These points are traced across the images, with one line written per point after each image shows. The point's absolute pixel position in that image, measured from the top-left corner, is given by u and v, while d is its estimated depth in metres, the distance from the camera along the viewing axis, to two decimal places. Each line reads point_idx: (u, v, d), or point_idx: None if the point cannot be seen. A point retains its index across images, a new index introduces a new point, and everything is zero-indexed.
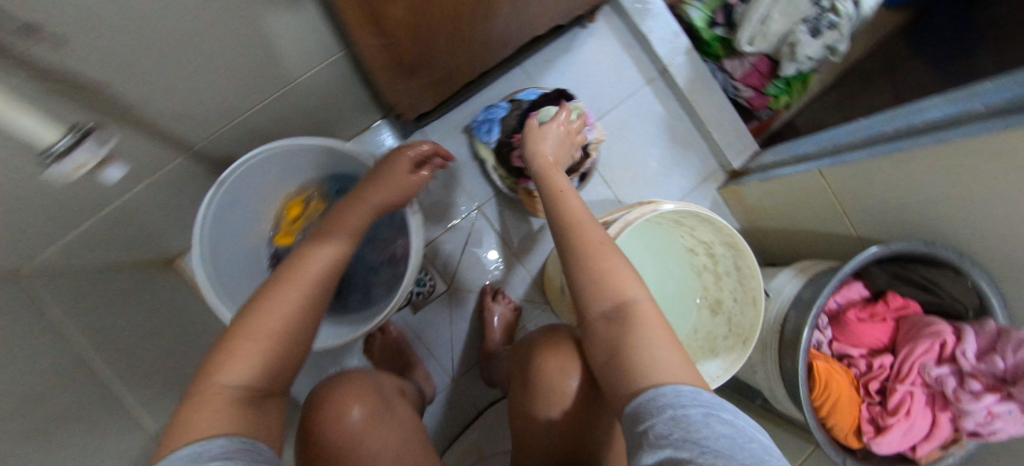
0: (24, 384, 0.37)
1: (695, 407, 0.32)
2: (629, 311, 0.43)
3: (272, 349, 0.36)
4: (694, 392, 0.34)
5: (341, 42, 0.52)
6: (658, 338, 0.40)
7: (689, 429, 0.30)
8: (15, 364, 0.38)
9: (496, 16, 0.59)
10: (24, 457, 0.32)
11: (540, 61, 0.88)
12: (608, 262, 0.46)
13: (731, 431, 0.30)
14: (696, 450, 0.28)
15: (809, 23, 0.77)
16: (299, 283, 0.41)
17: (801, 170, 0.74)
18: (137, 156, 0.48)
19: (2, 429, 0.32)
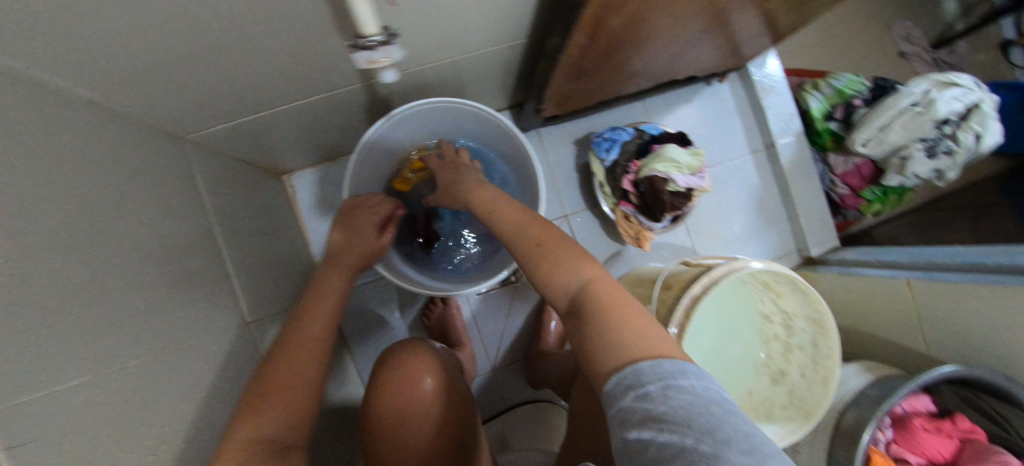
0: (86, 264, 0.37)
1: (656, 381, 0.32)
2: (580, 301, 0.42)
3: (294, 404, 0.40)
4: (655, 364, 0.33)
5: (534, 32, 0.57)
6: (611, 322, 0.39)
7: (654, 409, 0.30)
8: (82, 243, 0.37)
9: (662, 52, 0.65)
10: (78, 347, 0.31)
11: (662, 102, 0.93)
12: (554, 255, 0.46)
13: (693, 396, 0.30)
14: (665, 431, 0.29)
15: (926, 144, 0.81)
16: (302, 343, 0.44)
17: (887, 275, 0.76)
18: (337, 75, 0.54)
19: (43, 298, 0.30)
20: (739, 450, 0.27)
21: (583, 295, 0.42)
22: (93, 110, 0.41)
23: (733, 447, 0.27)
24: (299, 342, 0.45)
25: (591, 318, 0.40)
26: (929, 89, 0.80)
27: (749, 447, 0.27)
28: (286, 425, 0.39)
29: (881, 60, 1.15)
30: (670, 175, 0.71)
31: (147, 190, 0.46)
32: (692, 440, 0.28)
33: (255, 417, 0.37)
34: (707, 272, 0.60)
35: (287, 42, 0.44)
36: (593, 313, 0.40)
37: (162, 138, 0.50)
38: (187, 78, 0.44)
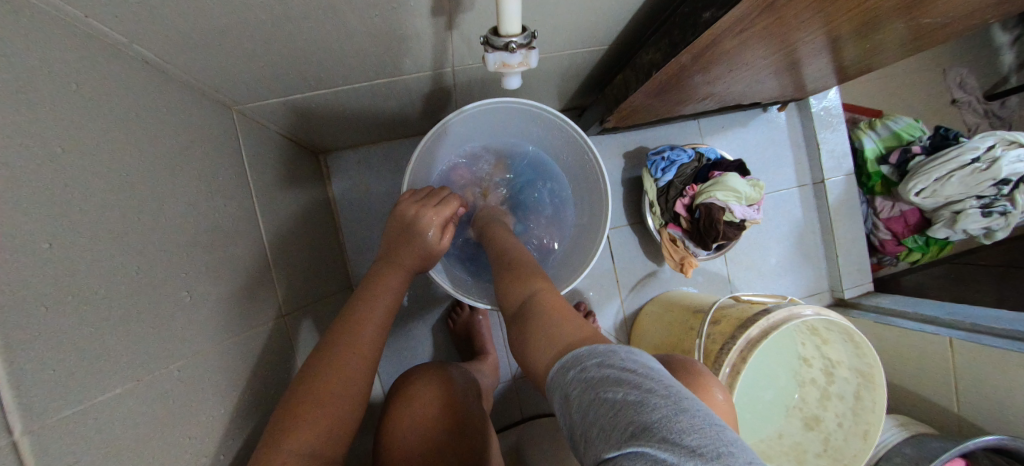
0: (147, 262, 0.33)
1: (593, 355, 0.30)
2: (530, 307, 0.41)
3: (332, 418, 0.34)
4: (592, 344, 0.31)
5: (620, 39, 0.53)
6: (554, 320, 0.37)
7: (589, 378, 0.28)
8: (146, 236, 0.34)
9: (746, 77, 0.61)
10: (115, 352, 0.27)
11: (717, 124, 0.89)
12: (516, 275, 0.47)
13: (625, 359, 0.28)
14: (596, 394, 0.26)
15: (981, 201, 0.79)
16: (346, 345, 0.38)
17: (926, 329, 0.75)
18: (408, 60, 0.49)
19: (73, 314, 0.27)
20: (664, 397, 0.24)
21: (535, 301, 0.41)
22: (148, 72, 0.36)
23: (657, 393, 0.24)
24: (343, 347, 0.38)
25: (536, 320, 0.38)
26: (993, 145, 0.77)
27: (670, 393, 0.24)
28: (322, 441, 0.33)
29: (932, 105, 1.13)
30: (729, 205, 0.68)
31: (195, 166, 0.41)
32: (619, 395, 0.25)
33: (291, 431, 0.33)
34: (764, 314, 0.56)
35: (371, 20, 0.39)
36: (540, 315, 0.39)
37: (210, 107, 0.45)
38: (252, 47, 0.39)
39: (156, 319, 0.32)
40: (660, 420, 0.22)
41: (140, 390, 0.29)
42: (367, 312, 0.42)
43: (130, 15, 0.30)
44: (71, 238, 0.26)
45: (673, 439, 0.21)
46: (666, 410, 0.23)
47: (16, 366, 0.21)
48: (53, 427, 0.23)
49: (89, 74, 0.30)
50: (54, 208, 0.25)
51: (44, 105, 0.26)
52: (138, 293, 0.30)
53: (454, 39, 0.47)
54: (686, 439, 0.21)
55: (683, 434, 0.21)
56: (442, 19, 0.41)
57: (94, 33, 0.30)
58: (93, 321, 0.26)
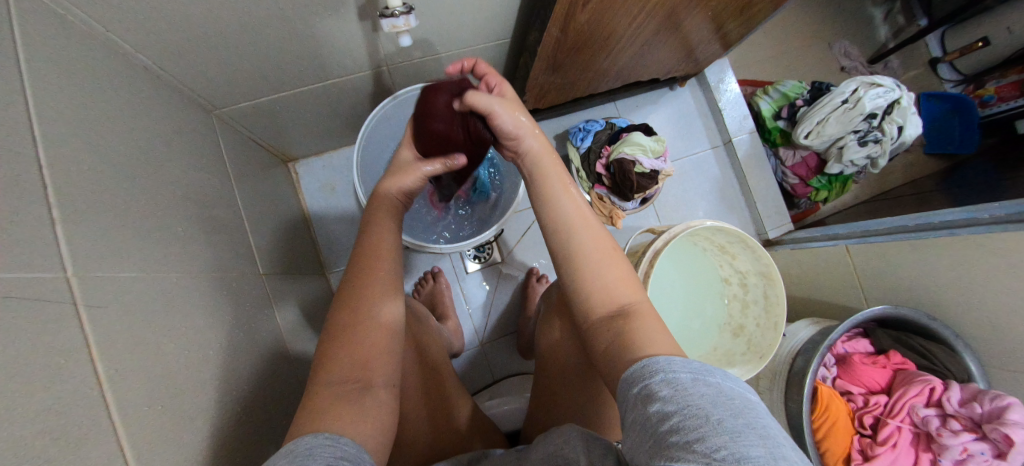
0: (159, 201, 0.45)
1: (688, 372, 0.34)
2: (628, 313, 0.45)
3: (351, 350, 0.46)
4: (685, 361, 0.36)
5: (517, 31, 0.69)
6: (656, 333, 0.42)
7: (679, 388, 0.32)
8: (159, 183, 0.46)
9: (627, 52, 0.77)
10: (124, 250, 0.38)
11: (631, 103, 1.05)
12: (605, 268, 0.49)
13: (721, 389, 0.32)
14: (689, 407, 0.30)
15: (858, 134, 0.94)
16: (353, 301, 0.49)
17: (830, 244, 0.86)
18: (349, 61, 0.63)
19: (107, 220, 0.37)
20: (761, 437, 0.28)
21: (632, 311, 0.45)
22: (149, 76, 0.50)
23: (754, 432, 0.28)
24: (370, 306, 0.49)
25: (636, 326, 0.43)
26: (856, 88, 0.94)
27: (767, 435, 0.28)
28: (351, 370, 0.45)
29: (822, 74, 1.33)
30: (637, 158, 0.82)
31: (185, 148, 0.53)
32: (716, 417, 0.29)
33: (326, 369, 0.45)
34: (667, 229, 0.68)
35: (314, 25, 0.53)
36: (640, 321, 0.43)
37: (195, 108, 0.58)
38: (226, 56, 0.53)
39: (157, 239, 0.43)
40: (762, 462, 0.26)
41: (147, 280, 0.39)
42: (375, 276, 0.52)
43: (138, 28, 0.44)
44: (101, 168, 0.38)
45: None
46: (765, 453, 0.26)
47: (69, 232, 0.32)
48: (90, 276, 0.33)
49: (108, 69, 0.43)
50: (90, 145, 0.37)
51: (80, 81, 0.38)
52: (144, 217, 0.42)
53: (384, 40, 0.61)
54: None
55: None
56: (367, 22, 0.56)
57: (112, 43, 0.44)
58: (115, 225, 0.38)
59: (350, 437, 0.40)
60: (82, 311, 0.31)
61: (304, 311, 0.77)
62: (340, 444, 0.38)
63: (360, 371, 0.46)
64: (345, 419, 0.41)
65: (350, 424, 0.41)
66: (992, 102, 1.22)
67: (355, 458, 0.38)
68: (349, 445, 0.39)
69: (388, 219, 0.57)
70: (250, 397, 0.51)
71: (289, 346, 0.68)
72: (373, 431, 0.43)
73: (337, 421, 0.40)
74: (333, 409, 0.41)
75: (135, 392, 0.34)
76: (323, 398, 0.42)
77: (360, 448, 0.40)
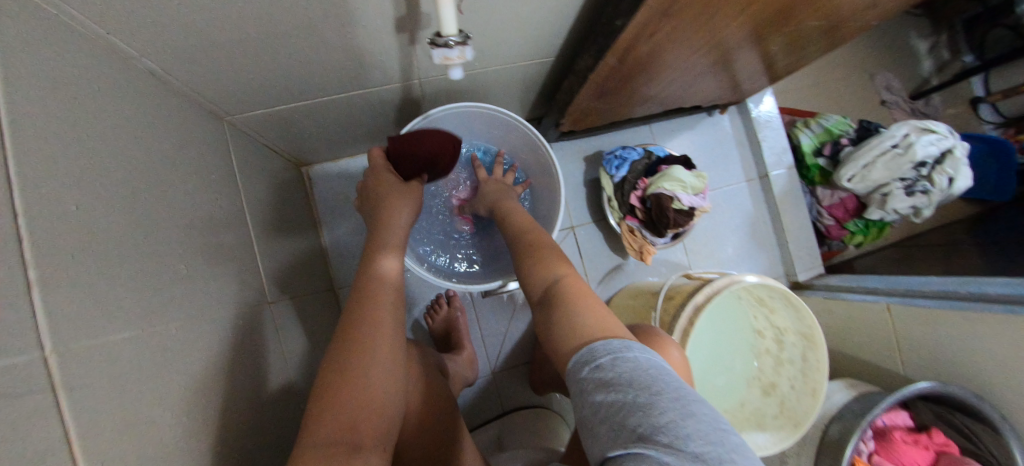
0: (158, 236, 0.39)
1: (607, 353, 0.39)
2: (553, 292, 0.51)
3: (345, 398, 0.41)
4: (606, 343, 0.40)
5: (563, 51, 0.62)
6: (579, 310, 0.47)
7: (604, 378, 0.36)
8: (160, 212, 0.40)
9: (678, 81, 0.71)
10: (114, 304, 0.32)
11: (666, 127, 0.99)
12: (550, 266, 0.54)
13: (636, 366, 0.36)
14: (612, 394, 0.34)
15: (905, 183, 0.89)
16: (357, 339, 0.44)
17: (869, 300, 0.81)
18: (378, 73, 0.57)
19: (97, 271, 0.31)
20: (671, 399, 0.32)
21: (559, 289, 0.51)
22: (154, 83, 0.43)
23: (664, 397, 0.32)
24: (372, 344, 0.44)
25: (560, 303, 0.48)
26: (908, 133, 0.88)
27: (676, 399, 0.32)
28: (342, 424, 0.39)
29: (862, 107, 1.27)
30: (676, 194, 0.77)
31: (190, 164, 0.47)
32: (631, 397, 0.33)
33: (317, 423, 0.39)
34: (709, 283, 0.63)
35: (345, 36, 0.47)
36: (564, 299, 0.48)
37: (203, 116, 0.52)
38: (242, 61, 0.46)
39: (155, 282, 0.37)
40: (669, 424, 0.30)
41: (139, 336, 0.34)
42: (371, 312, 0.47)
43: (143, 32, 0.37)
44: (93, 207, 0.32)
45: (678, 443, 0.28)
46: (673, 417, 0.30)
47: (50, 297, 0.27)
48: (72, 347, 0.28)
49: (106, 78, 0.37)
50: (80, 180, 0.31)
51: (73, 98, 0.32)
52: (141, 258, 0.36)
53: (419, 53, 0.55)
54: (691, 445, 0.28)
55: (688, 436, 0.29)
56: (404, 35, 0.49)
57: (113, 47, 0.37)
58: (106, 277, 0.32)
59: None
60: (62, 396, 0.26)
61: (311, 334, 0.72)
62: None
63: (348, 426, 0.40)
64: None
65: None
66: None
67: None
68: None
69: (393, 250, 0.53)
70: (250, 451, 0.46)
71: (295, 378, 0.63)
72: None
73: None
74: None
75: None
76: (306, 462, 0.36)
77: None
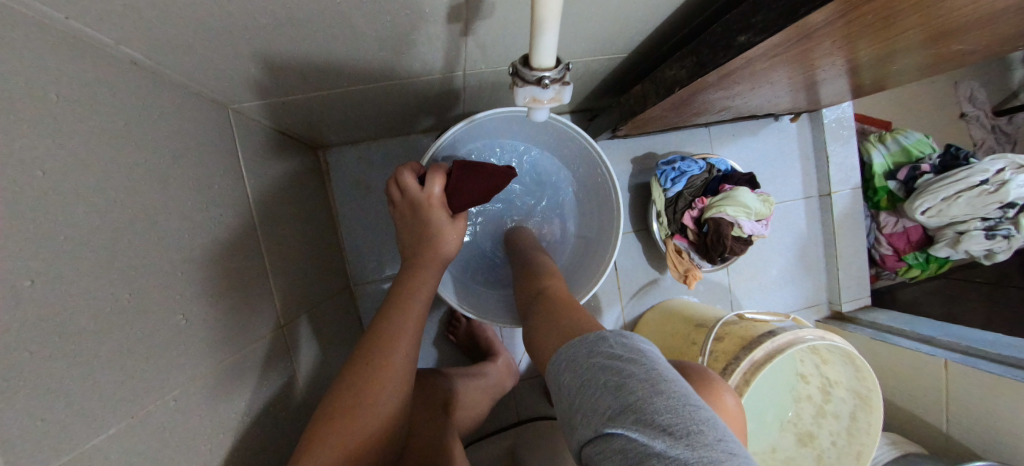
0: (149, 281, 0.31)
1: (577, 338, 0.34)
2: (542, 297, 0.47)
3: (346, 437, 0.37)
4: (584, 330, 0.35)
5: (641, 50, 0.51)
6: (562, 306, 0.43)
7: (575, 361, 0.32)
8: (151, 248, 0.32)
9: (766, 93, 0.60)
10: (89, 395, 0.25)
11: (728, 131, 0.88)
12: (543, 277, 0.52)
13: (610, 342, 0.31)
14: (583, 378, 0.30)
15: (986, 223, 0.79)
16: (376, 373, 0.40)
17: (922, 348, 0.75)
18: (417, 63, 0.46)
19: (66, 358, 0.24)
20: (641, 372, 0.28)
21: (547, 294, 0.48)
22: (137, 76, 0.34)
23: (634, 372, 0.28)
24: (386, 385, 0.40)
25: (545, 305, 0.45)
26: (1004, 168, 0.77)
27: (650, 372, 0.28)
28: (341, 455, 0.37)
29: (939, 119, 1.13)
30: (738, 221, 0.69)
31: (188, 174, 0.39)
32: (602, 377, 0.29)
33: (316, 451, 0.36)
34: (770, 337, 0.56)
35: (382, 24, 0.36)
36: (549, 302, 0.45)
37: (206, 107, 0.42)
38: (249, 48, 0.36)
39: (146, 341, 0.30)
40: (640, 402, 0.26)
41: (127, 420, 0.28)
42: (398, 326, 0.42)
43: (115, 14, 0.27)
44: (57, 272, 0.24)
45: (648, 419, 0.25)
46: (642, 390, 0.27)
47: None
48: None
49: (74, 80, 0.27)
50: (39, 237, 0.23)
51: (25, 123, 0.23)
52: (129, 317, 0.29)
53: (470, 45, 0.44)
54: (660, 419, 0.25)
55: (659, 413, 0.25)
56: (457, 25, 0.39)
57: (81, 34, 0.28)
58: (81, 359, 0.25)
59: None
60: None
61: (328, 340, 0.67)
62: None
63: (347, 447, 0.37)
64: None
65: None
66: None
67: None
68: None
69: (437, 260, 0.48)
70: None
71: (311, 394, 0.58)
72: None
73: None
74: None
75: None
76: None
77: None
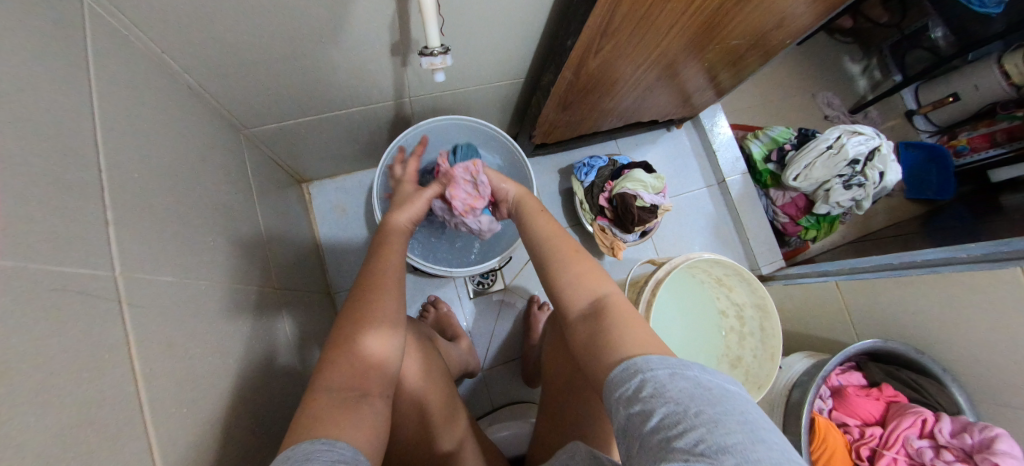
0: (191, 211, 0.48)
1: (664, 368, 0.36)
2: (599, 305, 0.50)
3: (349, 370, 0.48)
4: (663, 358, 0.38)
5: (527, 74, 0.75)
6: (631, 323, 0.46)
7: (658, 387, 0.34)
8: (192, 192, 0.49)
9: (631, 95, 0.84)
10: (158, 254, 0.40)
11: (631, 142, 1.14)
12: (579, 265, 0.55)
13: (700, 382, 0.34)
14: (669, 404, 0.32)
15: (843, 178, 1.00)
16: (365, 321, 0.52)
17: (822, 280, 0.90)
18: (375, 92, 0.70)
19: (150, 225, 0.40)
20: (738, 424, 0.31)
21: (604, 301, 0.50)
22: (190, 94, 0.55)
23: (732, 421, 0.31)
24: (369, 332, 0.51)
25: (608, 316, 0.47)
26: (839, 135, 1.00)
27: (746, 421, 0.31)
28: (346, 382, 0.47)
29: (807, 122, 1.43)
30: (638, 192, 0.88)
31: (216, 163, 0.57)
32: (696, 411, 0.31)
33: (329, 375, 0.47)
34: (668, 260, 0.75)
35: (347, 59, 0.59)
36: (612, 312, 0.48)
37: (228, 126, 0.64)
38: (262, 79, 0.58)
39: (187, 245, 0.45)
40: (740, 447, 0.29)
41: (179, 285, 0.41)
42: (380, 287, 0.55)
43: (186, 50, 0.49)
44: (147, 176, 0.41)
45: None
46: (741, 439, 0.29)
47: (118, 234, 0.35)
48: (132, 278, 0.35)
49: (156, 89, 0.47)
50: (139, 154, 0.41)
51: (134, 97, 0.43)
52: (178, 226, 0.44)
53: (409, 75, 0.67)
54: None
55: (758, 463, 0.28)
56: (397, 58, 0.61)
57: (162, 64, 0.49)
58: (156, 232, 0.40)
59: (348, 441, 0.41)
60: (124, 308, 0.33)
61: (308, 328, 0.79)
62: (337, 446, 0.39)
63: (356, 378, 0.48)
64: (343, 425, 0.42)
65: (349, 430, 0.43)
66: (965, 153, 1.32)
67: (353, 461, 0.39)
68: (346, 448, 0.40)
69: (399, 240, 0.63)
70: (260, 409, 0.52)
71: (296, 360, 0.70)
72: (366, 446, 0.43)
73: (328, 430, 0.41)
74: (334, 414, 0.43)
75: (160, 383, 0.36)
76: (320, 404, 0.44)
77: (356, 451, 0.41)
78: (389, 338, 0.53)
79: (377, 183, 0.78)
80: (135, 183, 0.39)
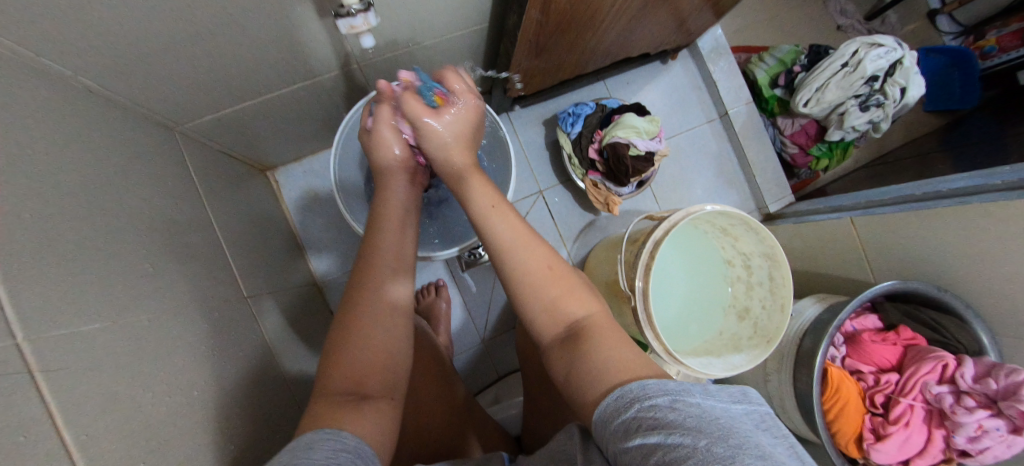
0: (119, 238, 0.42)
1: (662, 395, 0.33)
2: (579, 330, 0.47)
3: (347, 369, 0.44)
4: (660, 382, 0.35)
5: (491, 17, 0.63)
6: (614, 347, 0.43)
7: (660, 417, 0.31)
8: (116, 216, 0.43)
9: (614, 28, 0.72)
10: (79, 301, 0.34)
11: (621, 81, 1.02)
12: (557, 287, 0.50)
13: (705, 408, 0.31)
14: (673, 436, 0.29)
15: (859, 99, 0.90)
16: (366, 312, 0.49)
17: (835, 217, 0.84)
18: (315, 62, 0.60)
19: (58, 270, 0.33)
20: (755, 456, 0.26)
21: (583, 326, 0.47)
22: (93, 98, 0.46)
23: (748, 453, 0.26)
24: (366, 323, 0.48)
25: (591, 342, 0.44)
26: (857, 49, 0.88)
27: (764, 454, 0.27)
28: (350, 379, 0.44)
29: (818, 35, 1.28)
30: (631, 141, 0.80)
31: (144, 173, 0.50)
32: (704, 444, 0.27)
33: (327, 378, 0.44)
34: (668, 218, 0.69)
35: (270, 30, 0.49)
36: (595, 335, 0.45)
37: (153, 126, 0.56)
38: (177, 66, 0.49)
39: (121, 278, 0.40)
40: None
41: (116, 331, 0.37)
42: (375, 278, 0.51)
43: (69, 48, 0.40)
44: (47, 211, 0.35)
45: None
46: None
47: (17, 291, 0.29)
48: (46, 341, 0.30)
49: (42, 98, 0.39)
50: (29, 185, 0.34)
51: (10, 115, 0.35)
52: (102, 260, 0.39)
53: (349, 39, 0.57)
54: None
55: None
56: (328, 19, 0.51)
57: (46, 68, 0.40)
58: (74, 274, 0.35)
59: (352, 430, 0.38)
60: (40, 380, 0.29)
61: (295, 325, 0.76)
62: (340, 438, 0.36)
63: (355, 381, 0.44)
64: (341, 419, 0.39)
65: (350, 422, 0.39)
66: (992, 54, 1.17)
67: (357, 451, 0.36)
68: (350, 437, 0.37)
69: (391, 221, 0.56)
70: (249, 427, 0.50)
71: (286, 362, 0.67)
72: (375, 437, 0.40)
73: (335, 423, 0.38)
74: (331, 414, 0.39)
75: (114, 450, 0.32)
76: (323, 407, 0.41)
77: (360, 441, 0.38)
78: (387, 331, 0.49)
79: (336, 161, 0.70)
80: (31, 225, 0.33)
